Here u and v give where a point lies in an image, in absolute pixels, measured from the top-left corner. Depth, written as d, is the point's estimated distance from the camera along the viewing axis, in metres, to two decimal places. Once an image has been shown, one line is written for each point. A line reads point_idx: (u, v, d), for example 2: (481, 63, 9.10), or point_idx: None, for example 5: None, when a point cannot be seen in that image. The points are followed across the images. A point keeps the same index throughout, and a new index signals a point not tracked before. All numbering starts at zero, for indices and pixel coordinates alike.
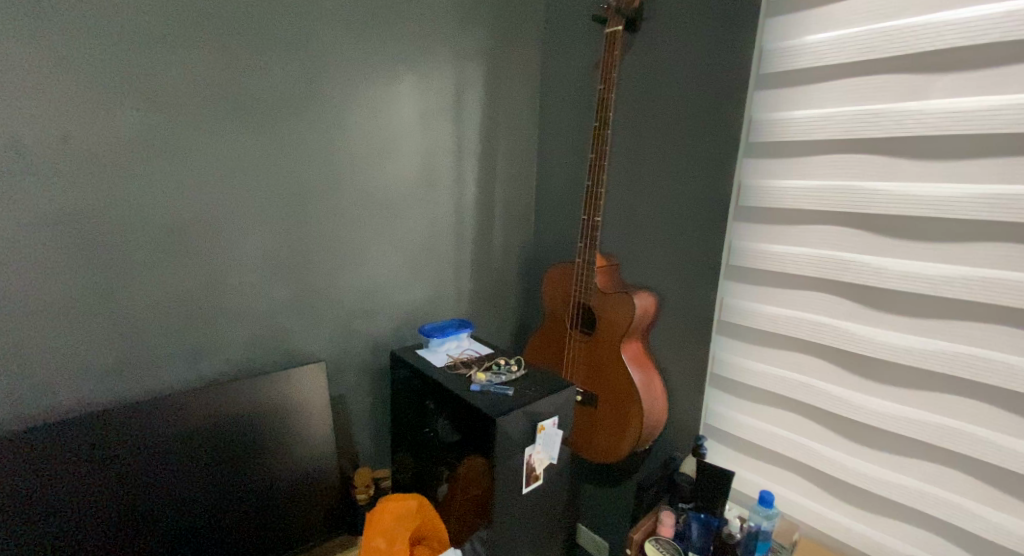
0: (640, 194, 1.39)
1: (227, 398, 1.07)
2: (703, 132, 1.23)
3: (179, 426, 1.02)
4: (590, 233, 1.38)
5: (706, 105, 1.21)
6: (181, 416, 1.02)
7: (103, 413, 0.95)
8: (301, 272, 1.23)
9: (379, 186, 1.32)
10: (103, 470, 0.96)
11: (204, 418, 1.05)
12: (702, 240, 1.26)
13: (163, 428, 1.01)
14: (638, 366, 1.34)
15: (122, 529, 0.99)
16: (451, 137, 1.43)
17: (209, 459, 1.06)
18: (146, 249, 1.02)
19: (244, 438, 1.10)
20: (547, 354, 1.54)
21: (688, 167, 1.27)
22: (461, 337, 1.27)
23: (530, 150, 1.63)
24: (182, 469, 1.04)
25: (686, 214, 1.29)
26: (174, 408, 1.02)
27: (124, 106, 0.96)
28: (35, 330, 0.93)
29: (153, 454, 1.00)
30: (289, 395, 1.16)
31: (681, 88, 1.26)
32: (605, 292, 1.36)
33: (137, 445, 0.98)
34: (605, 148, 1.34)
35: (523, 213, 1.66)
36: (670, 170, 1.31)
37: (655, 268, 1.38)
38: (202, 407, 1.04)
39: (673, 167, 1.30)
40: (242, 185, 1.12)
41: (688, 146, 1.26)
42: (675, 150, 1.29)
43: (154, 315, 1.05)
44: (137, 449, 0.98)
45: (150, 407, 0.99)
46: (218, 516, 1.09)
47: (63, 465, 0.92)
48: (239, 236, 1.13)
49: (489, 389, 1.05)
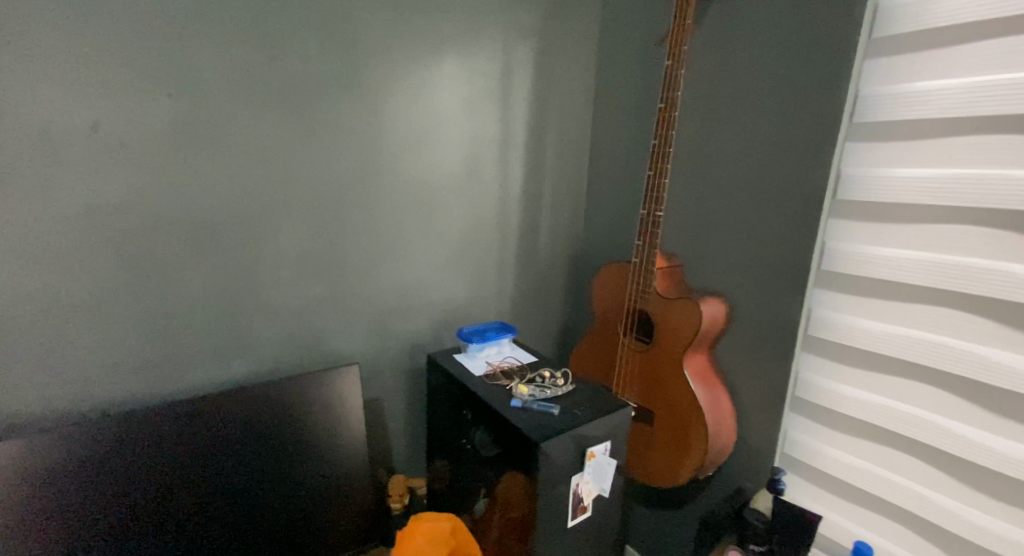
0: (711, 187, 1.22)
1: (268, 397, 1.02)
2: (794, 113, 1.04)
3: (221, 426, 0.98)
4: (649, 229, 1.23)
5: (798, 82, 1.02)
6: (221, 415, 0.98)
7: (142, 413, 0.91)
8: (335, 269, 1.16)
9: (419, 177, 1.22)
10: (143, 472, 0.92)
11: (246, 417, 1.01)
12: (786, 241, 1.08)
13: (203, 428, 0.97)
14: (702, 382, 1.18)
15: (158, 532, 0.94)
16: (497, 123, 1.31)
17: (249, 461, 1.02)
18: (180, 245, 0.96)
19: (286, 440, 1.05)
20: (597, 361, 1.40)
21: (773, 155, 1.08)
22: (502, 342, 1.17)
23: (584, 139, 1.49)
24: (222, 472, 0.99)
25: (767, 210, 1.11)
26: (214, 405, 0.97)
27: (156, 92, 0.89)
28: (67, 326, 0.89)
29: (194, 455, 0.96)
30: (329, 394, 1.10)
31: (767, 63, 1.08)
32: (666, 297, 1.20)
33: (177, 446, 0.95)
34: (671, 133, 1.18)
35: (574, 207, 1.52)
36: (750, 159, 1.13)
37: (726, 271, 1.20)
38: (241, 405, 0.99)
39: (754, 156, 1.12)
40: (278, 177, 1.05)
41: (773, 131, 1.08)
42: (756, 135, 1.11)
43: (187, 314, 1.00)
44: (176, 450, 0.94)
45: (190, 406, 0.95)
46: (258, 521, 1.04)
47: (101, 467, 0.88)
48: (273, 229, 1.06)
49: (532, 406, 0.93)
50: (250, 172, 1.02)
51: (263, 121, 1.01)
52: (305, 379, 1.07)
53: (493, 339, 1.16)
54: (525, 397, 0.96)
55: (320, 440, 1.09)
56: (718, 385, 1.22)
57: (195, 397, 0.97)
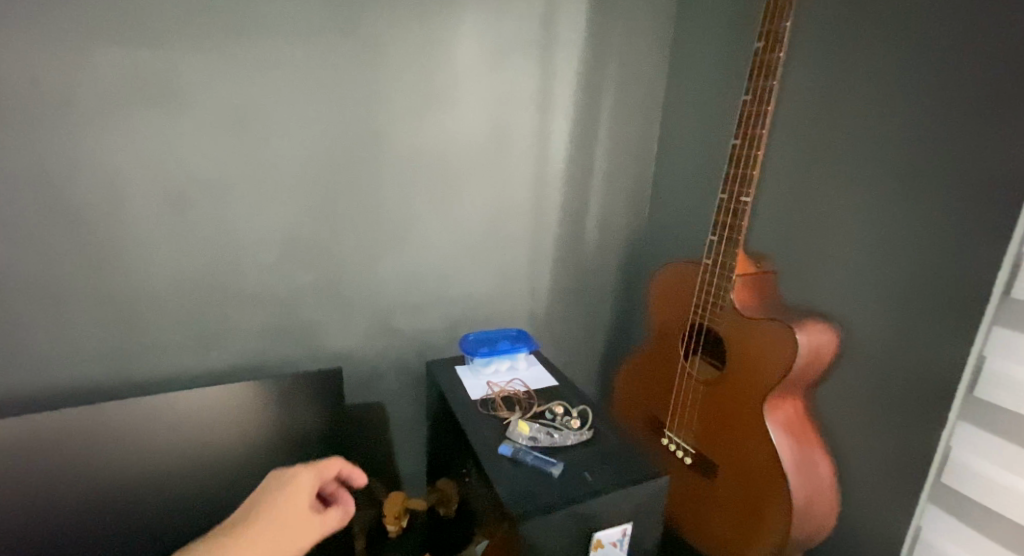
0: (832, 164, 0.85)
1: (286, 394, 0.91)
2: (984, 45, 0.64)
3: (233, 421, 0.88)
4: (730, 221, 0.89)
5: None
6: (236, 411, 0.88)
7: (145, 401, 0.82)
8: (327, 255, 0.98)
9: (431, 148, 0.99)
10: (146, 465, 0.83)
11: (262, 414, 0.90)
12: (943, 249, 0.70)
13: (214, 423, 0.87)
14: (791, 439, 0.84)
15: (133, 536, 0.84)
16: (535, 80, 1.03)
17: (258, 462, 0.90)
18: (141, 219, 0.84)
19: (306, 441, 0.94)
20: (649, 386, 1.11)
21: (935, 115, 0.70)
22: (515, 359, 0.95)
23: (655, 101, 1.16)
24: (229, 472, 0.89)
25: (918, 201, 0.73)
26: (209, 402, 0.86)
27: (101, 37, 0.75)
28: (22, 303, 0.81)
29: (214, 445, 0.87)
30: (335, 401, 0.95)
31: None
32: (747, 316, 0.86)
33: (185, 440, 0.85)
34: (773, 83, 0.81)
35: (636, 189, 1.21)
36: (896, 122, 0.75)
37: (840, 285, 0.84)
38: (238, 403, 0.88)
39: (903, 117, 0.74)
40: (255, 143, 0.87)
41: (943, 77, 0.68)
42: (911, 86, 0.72)
43: (152, 298, 0.88)
44: (196, 439, 0.86)
45: (196, 398, 0.85)
46: None
47: (86, 458, 0.79)
48: (252, 205, 0.90)
49: (525, 459, 0.68)
50: (221, 136, 0.85)
51: (237, 74, 0.83)
52: (328, 376, 0.93)
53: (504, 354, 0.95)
54: (519, 443, 0.71)
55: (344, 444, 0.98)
56: (815, 443, 0.87)
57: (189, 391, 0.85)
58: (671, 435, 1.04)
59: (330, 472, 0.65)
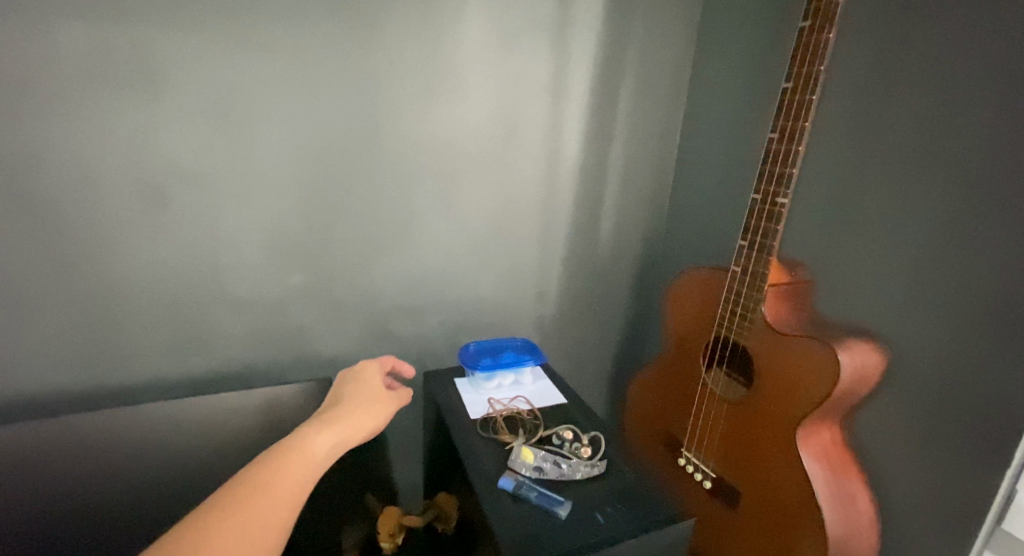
0: (881, 163, 0.75)
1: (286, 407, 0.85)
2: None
3: (227, 434, 0.82)
4: (763, 224, 0.79)
5: None
6: (243, 421, 0.83)
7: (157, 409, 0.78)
8: (318, 254, 0.90)
9: (432, 139, 0.91)
10: (130, 479, 0.76)
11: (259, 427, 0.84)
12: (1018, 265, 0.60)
13: (208, 434, 0.81)
14: (827, 470, 0.75)
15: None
16: (547, 65, 0.94)
17: None
18: (112, 213, 0.76)
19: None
20: (664, 401, 1.02)
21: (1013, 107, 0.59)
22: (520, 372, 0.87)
23: (679, 89, 1.06)
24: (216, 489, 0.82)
25: (987, 208, 0.62)
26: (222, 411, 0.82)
27: (59, 11, 0.66)
28: None
29: (227, 458, 0.82)
30: None
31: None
32: (780, 332, 0.77)
33: (176, 454, 0.79)
34: (821, 69, 0.70)
35: (655, 186, 1.12)
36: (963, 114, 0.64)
37: (888, 299, 0.75)
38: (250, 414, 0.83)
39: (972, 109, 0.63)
40: (238, 131, 0.79)
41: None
42: (986, 73, 0.61)
43: (128, 299, 0.81)
44: (208, 451, 0.81)
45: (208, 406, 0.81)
46: None
47: (95, 471, 0.74)
48: (235, 200, 0.82)
49: (528, 496, 0.60)
50: (200, 123, 0.77)
51: (214, 53, 0.74)
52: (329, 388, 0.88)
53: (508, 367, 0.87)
54: (522, 474, 0.64)
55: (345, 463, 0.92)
56: (853, 475, 0.77)
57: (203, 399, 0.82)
58: (688, 456, 0.95)
59: (373, 365, 0.77)
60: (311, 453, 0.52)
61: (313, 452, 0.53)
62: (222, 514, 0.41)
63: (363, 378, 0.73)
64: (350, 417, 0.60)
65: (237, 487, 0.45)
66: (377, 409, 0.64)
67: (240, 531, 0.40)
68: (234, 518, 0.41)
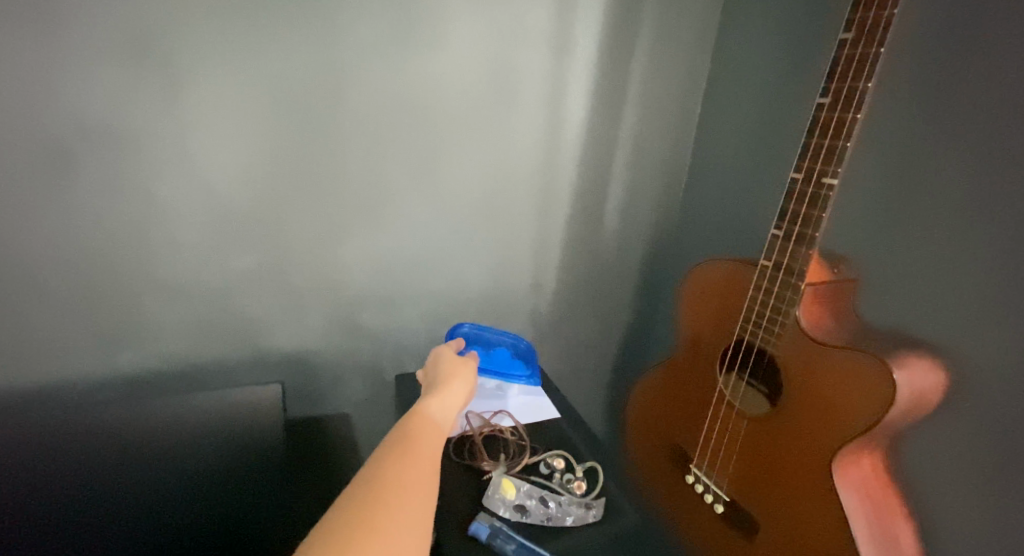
0: (953, 140, 0.60)
1: (199, 421, 0.73)
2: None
3: (104, 445, 0.68)
4: (803, 210, 0.65)
5: None
6: (132, 428, 0.70)
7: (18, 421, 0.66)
8: (272, 235, 0.77)
9: (407, 99, 0.76)
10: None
11: (144, 439, 0.70)
12: None
13: (82, 435, 0.68)
14: (869, 507, 0.63)
15: None
16: (547, 12, 0.78)
17: (158, 496, 0.69)
18: (8, 179, 0.62)
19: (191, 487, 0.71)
20: (674, 409, 0.89)
21: None
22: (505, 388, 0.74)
23: (702, 49, 0.90)
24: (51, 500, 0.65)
25: None
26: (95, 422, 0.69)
27: None
28: None
29: (104, 469, 0.67)
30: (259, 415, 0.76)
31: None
32: (818, 341, 0.64)
33: (27, 458, 0.66)
34: (891, 12, 0.54)
35: (670, 162, 0.97)
36: None
37: (953, 307, 0.61)
38: (133, 419, 0.71)
39: None
40: (167, 81, 0.65)
41: None
42: None
43: (38, 282, 0.68)
44: (85, 464, 0.67)
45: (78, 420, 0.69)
46: None
47: None
48: (164, 167, 0.68)
49: (505, 548, 0.48)
50: (117, 69, 0.62)
51: None
52: (262, 411, 0.75)
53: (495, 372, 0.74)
54: (499, 516, 0.52)
55: (247, 508, 0.74)
56: (897, 511, 0.65)
57: (82, 408, 0.70)
58: (699, 474, 0.83)
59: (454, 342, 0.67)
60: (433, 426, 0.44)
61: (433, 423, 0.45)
62: (379, 485, 0.33)
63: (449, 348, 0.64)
64: (452, 382, 0.52)
65: (380, 461, 0.37)
66: (473, 375, 0.56)
67: (407, 504, 0.32)
68: (395, 488, 0.33)
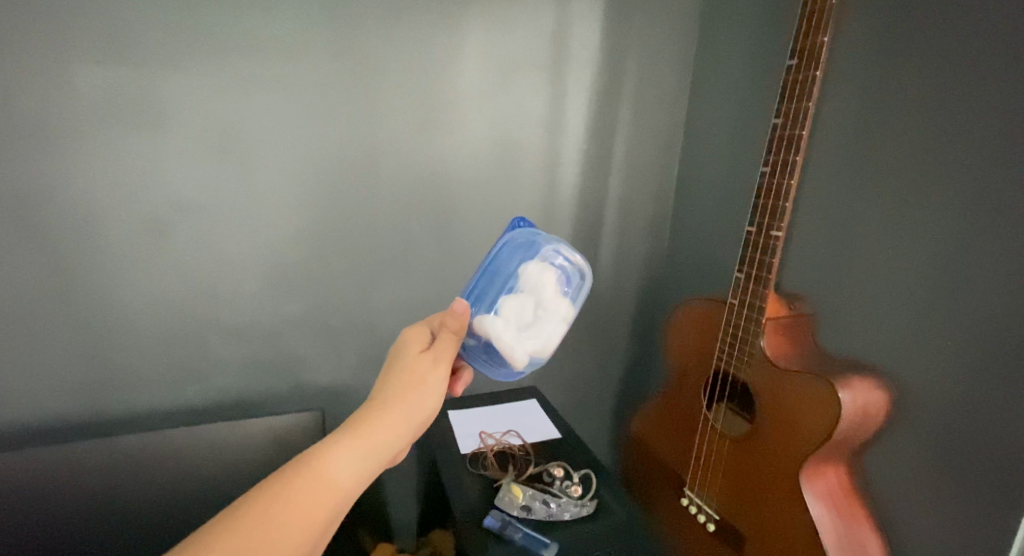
0: (872, 198, 0.74)
1: (254, 449, 0.84)
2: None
3: (187, 464, 0.81)
4: (758, 256, 0.78)
5: None
6: (207, 454, 0.82)
7: (122, 442, 0.77)
8: (314, 285, 0.91)
9: (429, 172, 0.93)
10: (66, 477, 0.74)
11: (222, 461, 0.82)
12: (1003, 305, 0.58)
13: (157, 461, 0.79)
14: (836, 515, 0.71)
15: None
16: (544, 100, 0.96)
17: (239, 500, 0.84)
18: (116, 245, 0.79)
19: None
20: (667, 437, 0.98)
21: (981, 147, 0.59)
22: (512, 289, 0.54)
23: (675, 123, 1.07)
24: (146, 514, 0.78)
25: (973, 245, 0.61)
26: (180, 447, 0.80)
27: (82, 59, 0.71)
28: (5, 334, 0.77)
29: (191, 481, 0.81)
30: (308, 445, 0.87)
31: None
32: (779, 367, 0.75)
33: (130, 476, 0.77)
34: (808, 105, 0.70)
35: (653, 217, 1.12)
36: (939, 153, 0.64)
37: (884, 337, 0.72)
38: (209, 446, 0.82)
39: (949, 147, 0.63)
40: (241, 166, 0.82)
41: (990, 103, 0.58)
42: (961, 111, 0.61)
43: (128, 327, 0.83)
44: (177, 477, 0.80)
45: (168, 444, 0.80)
46: None
47: (67, 491, 0.74)
48: (236, 232, 0.84)
49: (513, 537, 0.58)
50: (206, 158, 0.80)
51: (221, 96, 0.78)
52: (309, 439, 0.87)
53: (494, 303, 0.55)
54: (510, 514, 0.62)
55: None
56: (861, 520, 0.73)
57: (167, 437, 0.80)
58: (691, 496, 0.91)
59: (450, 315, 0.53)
60: (322, 486, 0.35)
61: (333, 480, 0.36)
62: None
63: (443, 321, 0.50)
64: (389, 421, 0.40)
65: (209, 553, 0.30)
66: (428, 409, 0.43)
67: None
68: None
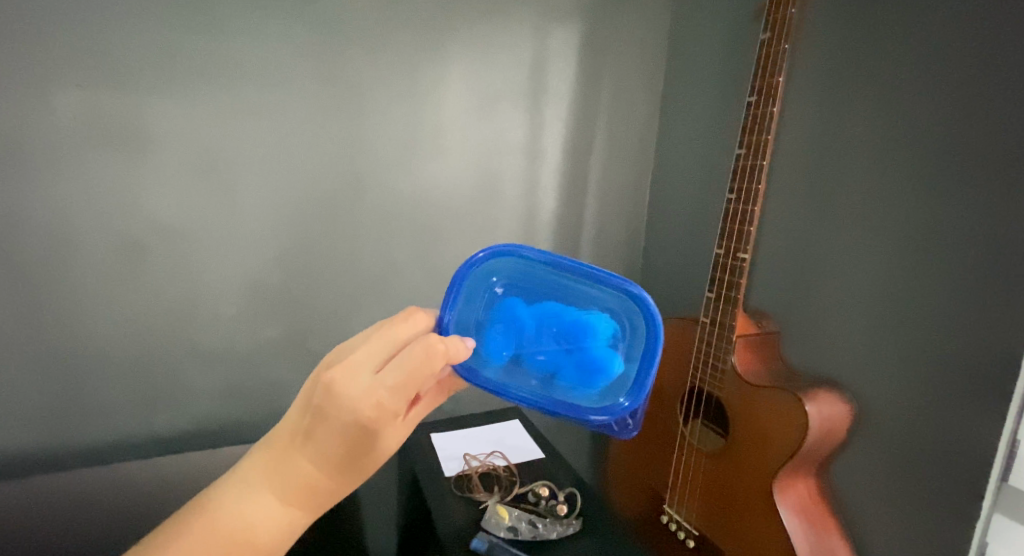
0: (828, 223, 0.80)
1: None
2: (1001, 88, 0.57)
3: (160, 495, 0.77)
4: (727, 277, 0.83)
5: (982, 56, 0.59)
6: (181, 483, 0.79)
7: (93, 474, 0.75)
8: (294, 309, 0.91)
9: (410, 197, 0.94)
10: (27, 511, 0.70)
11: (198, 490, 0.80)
12: (950, 320, 0.63)
13: (129, 493, 0.76)
14: (808, 525, 0.74)
15: None
16: (523, 128, 1.00)
17: None
18: (91, 268, 0.77)
19: None
20: (645, 455, 1.00)
21: (923, 177, 0.66)
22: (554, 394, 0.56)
23: (645, 152, 1.12)
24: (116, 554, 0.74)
25: (920, 265, 0.66)
26: (152, 478, 0.77)
27: (64, 81, 0.70)
28: None
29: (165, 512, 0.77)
30: None
31: (946, 12, 0.63)
32: (749, 384, 0.78)
33: (98, 509, 0.74)
34: (768, 137, 0.76)
35: (626, 241, 1.16)
36: (887, 182, 0.70)
37: (844, 353, 0.77)
38: (184, 475, 0.79)
39: (894, 176, 0.69)
40: (223, 189, 0.82)
41: (929, 138, 0.65)
42: (905, 146, 0.68)
43: (99, 353, 0.80)
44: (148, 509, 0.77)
45: (144, 474, 0.77)
46: None
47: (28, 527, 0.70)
48: (214, 256, 0.83)
49: None
50: (187, 182, 0.79)
51: (207, 121, 0.79)
52: None
53: (544, 365, 0.56)
54: (497, 535, 0.62)
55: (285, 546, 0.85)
56: (831, 528, 0.77)
57: (141, 468, 0.78)
58: (670, 512, 0.93)
59: (426, 366, 0.40)
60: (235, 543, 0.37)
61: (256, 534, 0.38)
62: None
63: (394, 381, 0.39)
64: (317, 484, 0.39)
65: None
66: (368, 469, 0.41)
67: None
68: None
